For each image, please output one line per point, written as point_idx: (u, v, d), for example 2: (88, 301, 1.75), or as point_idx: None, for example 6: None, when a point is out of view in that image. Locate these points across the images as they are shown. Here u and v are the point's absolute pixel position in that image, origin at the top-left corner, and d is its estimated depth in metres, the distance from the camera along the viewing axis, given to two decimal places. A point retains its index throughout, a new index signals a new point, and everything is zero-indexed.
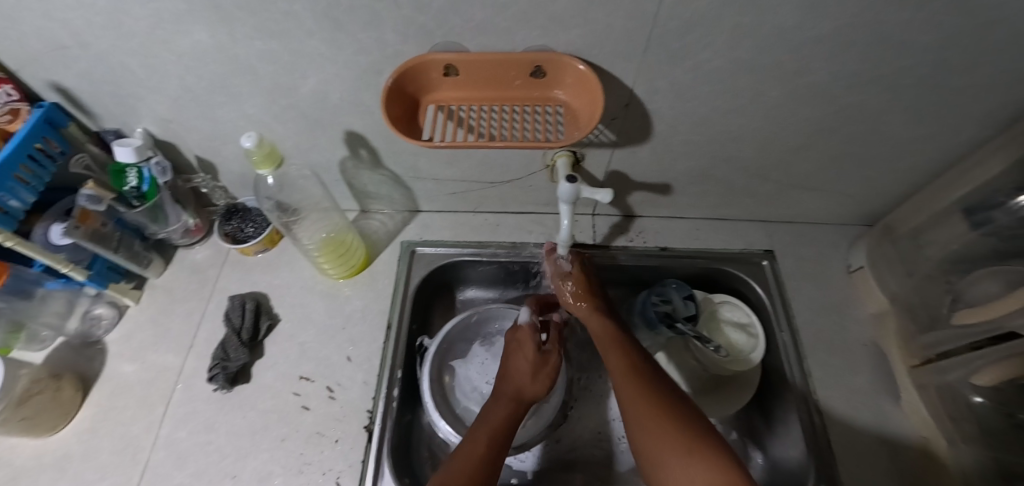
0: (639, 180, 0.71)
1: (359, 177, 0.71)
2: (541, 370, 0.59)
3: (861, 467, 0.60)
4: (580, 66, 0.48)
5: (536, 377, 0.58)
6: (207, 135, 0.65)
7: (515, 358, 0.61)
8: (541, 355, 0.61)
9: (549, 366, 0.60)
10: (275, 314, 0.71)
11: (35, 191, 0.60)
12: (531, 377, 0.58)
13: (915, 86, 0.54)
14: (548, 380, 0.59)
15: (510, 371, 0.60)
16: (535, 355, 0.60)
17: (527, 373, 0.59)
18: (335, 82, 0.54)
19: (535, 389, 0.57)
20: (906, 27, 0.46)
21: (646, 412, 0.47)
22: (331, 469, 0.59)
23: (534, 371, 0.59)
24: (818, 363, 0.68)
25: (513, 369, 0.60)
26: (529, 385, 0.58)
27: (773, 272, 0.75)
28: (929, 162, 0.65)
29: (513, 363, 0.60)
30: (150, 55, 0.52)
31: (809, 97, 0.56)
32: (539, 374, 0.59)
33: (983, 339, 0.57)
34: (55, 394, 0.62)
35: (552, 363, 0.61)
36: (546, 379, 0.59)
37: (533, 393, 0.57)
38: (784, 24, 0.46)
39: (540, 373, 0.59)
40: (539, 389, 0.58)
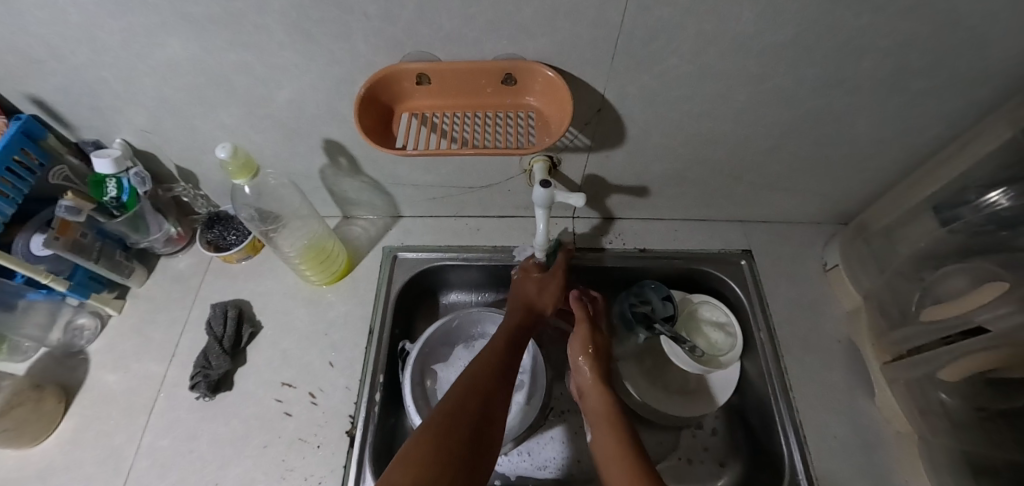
0: (616, 183, 0.72)
1: (339, 184, 0.72)
2: (547, 286, 0.68)
3: (835, 461, 0.61)
4: (549, 73, 0.49)
5: (543, 292, 0.67)
6: (186, 145, 0.65)
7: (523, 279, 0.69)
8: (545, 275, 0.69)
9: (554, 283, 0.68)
10: (258, 321, 0.71)
11: (13, 204, 0.60)
12: (540, 292, 0.67)
13: (879, 89, 0.55)
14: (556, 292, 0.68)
15: (521, 287, 0.68)
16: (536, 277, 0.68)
17: (535, 288, 0.68)
18: (310, 92, 0.55)
19: (545, 300, 0.67)
20: (864, 32, 0.48)
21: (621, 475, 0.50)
22: (313, 475, 0.59)
23: (540, 288, 0.68)
24: (794, 360, 0.69)
25: (524, 287, 0.68)
26: (542, 299, 0.67)
27: (750, 271, 0.76)
28: (898, 162, 0.67)
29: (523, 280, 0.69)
30: (125, 67, 0.53)
31: (776, 100, 0.57)
32: (546, 290, 0.68)
33: (955, 333, 0.57)
34: (37, 405, 0.62)
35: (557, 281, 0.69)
36: (553, 294, 0.68)
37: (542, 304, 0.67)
38: (746, 31, 0.47)
39: (547, 288, 0.68)
40: (547, 299, 0.67)
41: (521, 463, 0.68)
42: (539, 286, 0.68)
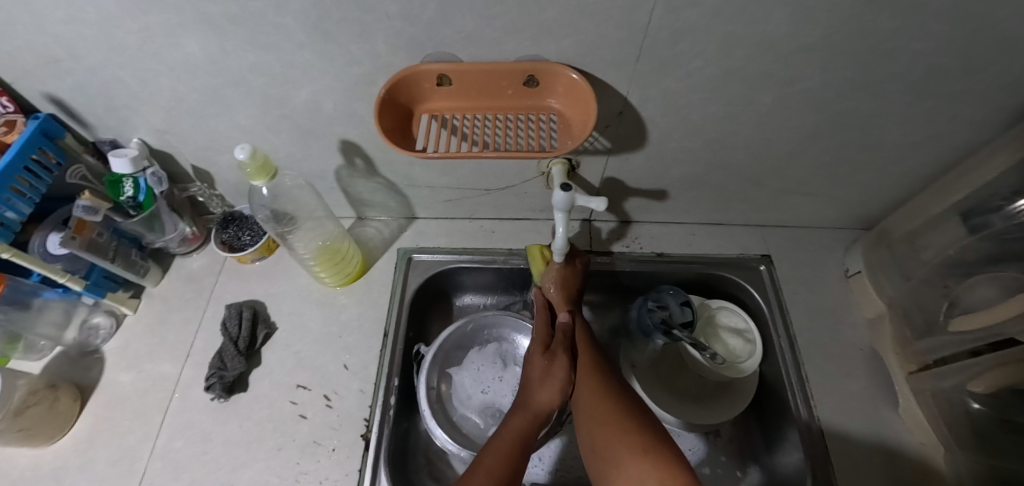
0: (634, 186, 0.71)
1: (354, 185, 0.71)
2: (550, 377, 0.58)
3: (857, 473, 0.60)
4: (573, 75, 0.48)
5: (546, 384, 0.58)
6: (202, 145, 0.65)
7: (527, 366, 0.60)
8: (550, 358, 0.60)
9: (560, 367, 0.59)
10: (272, 323, 0.71)
11: (31, 203, 0.60)
12: (541, 381, 0.58)
13: (908, 92, 0.54)
14: (561, 380, 0.58)
15: (524, 381, 0.59)
16: (541, 359, 0.60)
17: (538, 379, 0.58)
18: (328, 93, 0.54)
19: (548, 395, 0.57)
20: (897, 34, 0.46)
21: (607, 424, 0.50)
22: (327, 478, 0.59)
23: (544, 378, 0.58)
24: (814, 369, 0.68)
25: (527, 382, 0.59)
26: (543, 392, 0.57)
27: (770, 277, 0.75)
28: (924, 167, 0.65)
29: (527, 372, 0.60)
30: (144, 67, 0.52)
31: (802, 103, 0.55)
32: (549, 378, 0.58)
33: (983, 345, 0.56)
34: (52, 405, 0.62)
35: (562, 363, 0.59)
36: (556, 387, 0.57)
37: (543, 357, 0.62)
38: (775, 32, 0.46)
39: (551, 376, 0.58)
40: (552, 393, 0.57)
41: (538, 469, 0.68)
42: (544, 371, 0.59)
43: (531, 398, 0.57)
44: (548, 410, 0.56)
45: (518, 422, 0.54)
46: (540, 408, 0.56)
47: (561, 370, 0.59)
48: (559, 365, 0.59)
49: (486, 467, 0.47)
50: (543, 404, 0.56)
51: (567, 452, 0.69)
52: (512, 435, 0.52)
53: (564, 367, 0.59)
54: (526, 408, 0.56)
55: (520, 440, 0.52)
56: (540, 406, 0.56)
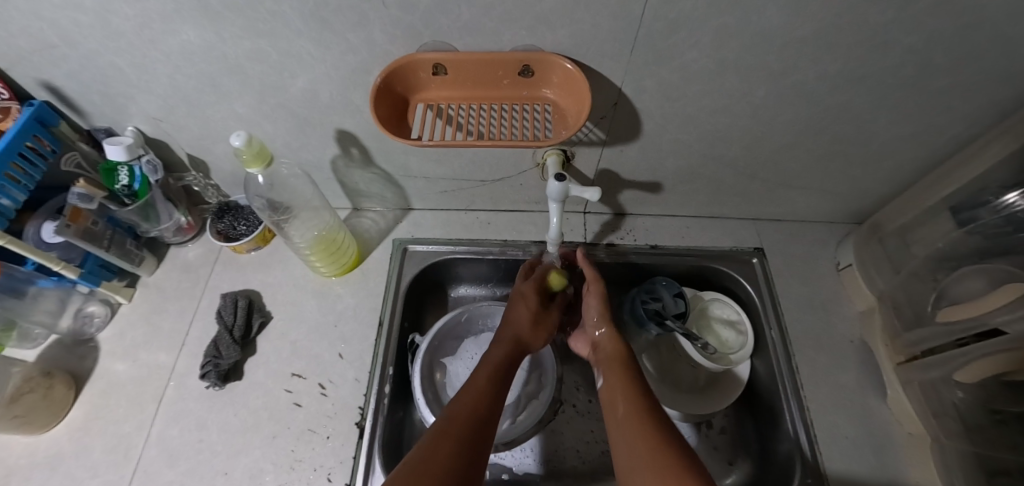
0: (629, 178, 0.71)
1: (350, 176, 0.71)
2: (540, 323, 0.63)
3: (845, 461, 0.61)
4: (568, 65, 0.49)
5: (535, 329, 0.62)
6: (198, 134, 0.65)
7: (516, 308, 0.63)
8: (541, 310, 0.64)
9: (551, 319, 0.64)
10: (267, 312, 0.71)
11: (26, 190, 0.60)
12: (530, 325, 0.61)
13: (899, 86, 0.54)
14: (545, 332, 0.63)
15: (512, 317, 0.62)
16: (534, 304, 0.63)
17: (526, 320, 0.62)
18: (324, 82, 0.54)
19: (531, 336, 0.61)
20: (889, 28, 0.47)
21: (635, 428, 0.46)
22: (322, 466, 0.59)
23: (534, 325, 0.62)
24: (805, 360, 0.69)
25: (514, 317, 0.62)
26: (529, 332, 0.61)
27: (763, 270, 0.76)
28: (915, 161, 0.66)
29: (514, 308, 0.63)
30: (139, 54, 0.52)
31: (795, 96, 0.56)
32: (538, 327, 0.62)
33: (967, 335, 0.57)
34: (47, 392, 0.62)
35: (552, 319, 0.64)
36: (544, 334, 0.62)
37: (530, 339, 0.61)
38: (768, 24, 0.46)
39: (535, 316, 0.62)
40: (538, 337, 0.62)
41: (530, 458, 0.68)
42: (533, 313, 0.62)
43: (519, 334, 0.60)
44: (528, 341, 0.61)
45: (501, 350, 0.58)
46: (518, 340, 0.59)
47: (550, 320, 0.64)
48: (549, 320, 0.64)
49: (471, 398, 0.50)
50: (525, 340, 0.60)
51: (559, 441, 0.70)
52: (490, 361, 0.56)
53: (552, 325, 0.64)
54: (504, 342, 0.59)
55: (500, 369, 0.55)
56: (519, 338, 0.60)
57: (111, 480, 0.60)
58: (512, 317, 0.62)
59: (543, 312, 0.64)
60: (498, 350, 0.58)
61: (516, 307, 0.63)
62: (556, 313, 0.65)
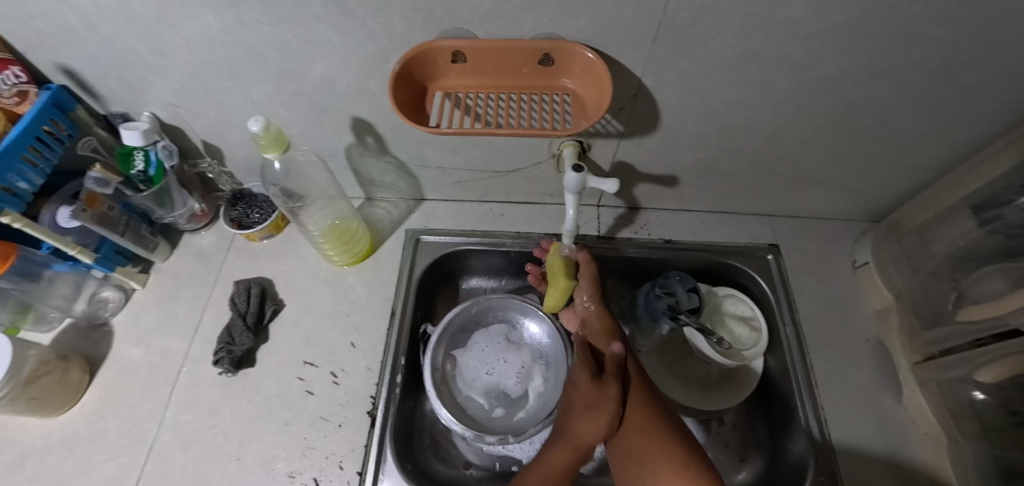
0: (645, 172, 0.70)
1: (365, 165, 0.71)
2: (596, 412, 0.53)
3: (858, 460, 0.61)
4: (589, 54, 0.48)
5: (589, 416, 0.53)
6: (213, 120, 0.65)
7: (572, 391, 0.57)
8: (600, 394, 0.53)
9: (608, 407, 0.52)
10: (280, 300, 0.71)
11: (43, 174, 0.60)
12: (587, 417, 0.53)
13: (926, 81, 0.53)
14: (608, 419, 0.52)
15: (569, 408, 0.56)
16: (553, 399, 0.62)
17: (585, 414, 0.54)
18: (342, 68, 0.54)
19: (592, 432, 0.52)
20: (920, 20, 0.46)
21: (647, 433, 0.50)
22: (334, 454, 0.59)
23: (591, 414, 0.53)
24: (820, 358, 0.68)
25: (572, 413, 0.55)
26: (589, 428, 0.52)
27: (778, 266, 0.75)
28: (938, 159, 0.65)
29: (574, 396, 0.56)
30: (157, 38, 0.52)
31: (818, 89, 0.55)
32: (593, 415, 0.53)
33: (987, 336, 0.56)
34: (62, 375, 0.63)
35: (610, 398, 0.53)
36: (600, 426, 0.52)
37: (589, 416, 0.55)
38: (795, 15, 0.46)
39: (599, 417, 0.52)
40: (596, 431, 0.52)
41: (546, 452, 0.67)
42: (591, 405, 0.54)
43: (572, 431, 0.53)
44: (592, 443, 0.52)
45: (556, 459, 0.52)
46: (580, 443, 0.53)
47: (609, 407, 0.52)
48: (607, 400, 0.53)
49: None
50: (585, 440, 0.53)
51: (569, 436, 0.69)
52: (556, 467, 0.52)
53: (612, 405, 0.52)
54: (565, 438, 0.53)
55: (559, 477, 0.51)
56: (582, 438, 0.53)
57: (125, 463, 0.60)
58: (573, 405, 0.56)
59: (600, 391, 0.54)
60: (554, 451, 0.53)
61: (574, 391, 0.57)
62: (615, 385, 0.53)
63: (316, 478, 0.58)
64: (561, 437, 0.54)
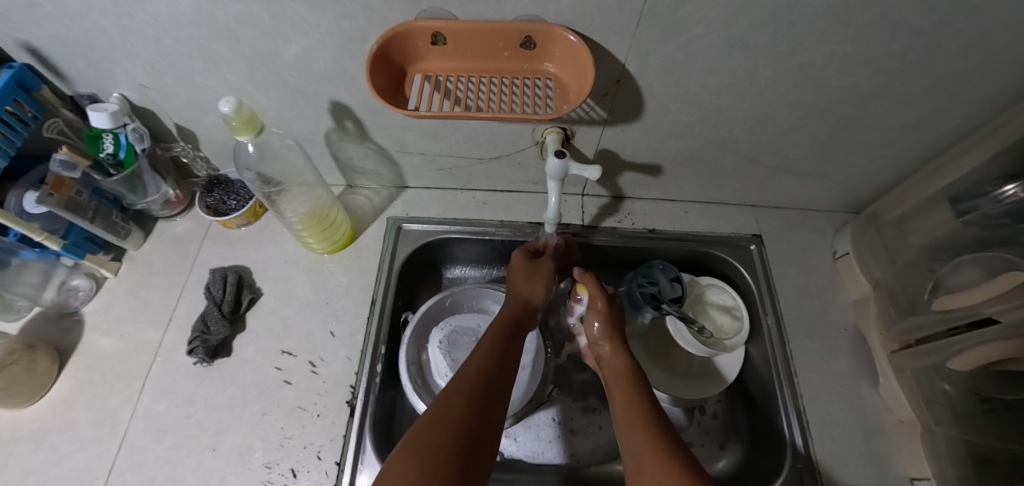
0: (630, 160, 0.70)
1: (345, 150, 0.69)
2: (536, 275, 0.62)
3: (834, 447, 0.62)
4: (571, 37, 0.47)
5: (531, 282, 0.62)
6: (186, 102, 0.63)
7: (511, 269, 0.64)
8: (534, 264, 0.64)
9: (544, 271, 0.63)
10: (257, 288, 0.70)
11: (6, 156, 0.58)
12: (527, 282, 0.62)
13: (906, 71, 0.53)
14: (546, 282, 0.62)
15: (511, 279, 0.63)
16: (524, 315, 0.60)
17: (523, 278, 0.62)
18: (318, 49, 0.52)
19: (533, 291, 0.61)
20: (902, 8, 0.46)
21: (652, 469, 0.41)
22: (312, 443, 0.59)
23: (530, 278, 0.62)
24: (799, 347, 0.69)
25: (512, 280, 0.63)
26: (529, 288, 0.61)
27: (760, 256, 0.75)
28: (917, 150, 0.65)
29: (513, 272, 0.64)
30: (124, 15, 0.50)
31: (801, 78, 0.55)
32: (535, 278, 0.62)
33: (961, 324, 0.56)
34: (28, 367, 0.61)
35: (546, 267, 0.64)
36: (541, 283, 0.61)
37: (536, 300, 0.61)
38: (777, 1, 0.45)
39: (536, 277, 0.62)
40: (538, 289, 0.61)
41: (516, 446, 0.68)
42: (529, 273, 0.63)
43: (517, 293, 0.61)
44: (532, 299, 0.60)
45: (508, 310, 0.58)
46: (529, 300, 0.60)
47: (545, 273, 0.63)
48: (543, 267, 0.64)
49: (484, 350, 0.50)
50: (529, 299, 0.60)
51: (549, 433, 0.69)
52: (507, 315, 0.57)
53: (547, 270, 0.63)
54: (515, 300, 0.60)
55: (512, 321, 0.56)
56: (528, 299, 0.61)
57: (96, 455, 0.59)
58: (512, 278, 0.63)
59: (535, 264, 0.64)
60: (505, 308, 0.59)
61: (512, 271, 0.64)
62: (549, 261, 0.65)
63: (293, 468, 0.57)
64: (511, 299, 0.60)
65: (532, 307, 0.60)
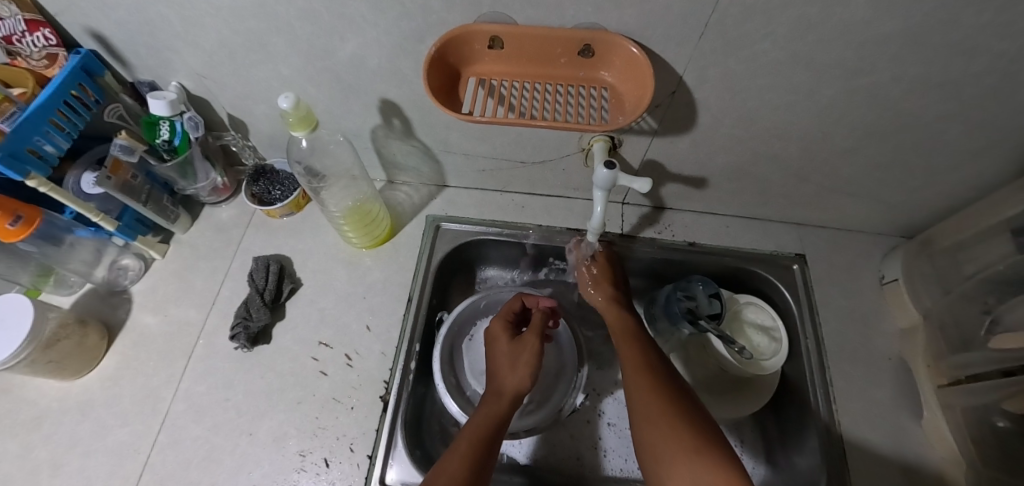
0: (674, 171, 0.69)
1: (389, 146, 0.70)
2: (520, 359, 0.56)
3: (871, 479, 0.60)
4: (633, 49, 0.46)
5: (516, 367, 0.56)
6: (241, 93, 0.64)
7: (495, 353, 0.59)
8: (517, 343, 0.58)
9: (528, 352, 0.57)
10: (297, 278, 0.71)
11: (69, 138, 0.60)
12: (511, 368, 0.56)
13: (981, 96, 0.51)
14: (530, 365, 0.56)
15: (494, 365, 0.58)
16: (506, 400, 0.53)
17: (508, 365, 0.57)
18: (374, 48, 0.52)
19: (517, 379, 0.55)
20: (986, 31, 0.43)
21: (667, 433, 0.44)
22: (344, 435, 0.60)
23: (514, 361, 0.57)
24: (839, 373, 0.67)
25: (497, 368, 0.57)
26: (511, 377, 0.55)
27: (803, 276, 0.73)
28: (980, 178, 0.62)
29: (496, 356, 0.59)
30: (188, 7, 0.51)
31: (865, 98, 0.53)
32: (519, 363, 0.56)
33: (1014, 364, 0.54)
34: (80, 340, 0.63)
35: (529, 347, 0.57)
36: (526, 368, 0.55)
37: (516, 383, 0.54)
38: (851, 19, 0.43)
39: (520, 361, 0.56)
40: (523, 375, 0.55)
41: (526, 450, 0.68)
42: (514, 356, 0.57)
43: (501, 382, 0.55)
44: (516, 385, 0.54)
45: (493, 407, 0.52)
46: (511, 389, 0.54)
47: (529, 354, 0.57)
48: (526, 344, 0.58)
49: (463, 455, 0.46)
50: (515, 388, 0.54)
51: (563, 439, 0.68)
52: (491, 412, 0.51)
53: (532, 350, 0.57)
54: (495, 392, 0.54)
55: (495, 422, 0.50)
56: (510, 387, 0.54)
57: (139, 431, 0.61)
58: (496, 364, 0.58)
59: (519, 341, 0.58)
60: (488, 401, 0.53)
61: (495, 353, 0.59)
62: (535, 335, 0.58)
63: (325, 458, 0.58)
64: (494, 392, 0.54)
65: (515, 392, 0.54)
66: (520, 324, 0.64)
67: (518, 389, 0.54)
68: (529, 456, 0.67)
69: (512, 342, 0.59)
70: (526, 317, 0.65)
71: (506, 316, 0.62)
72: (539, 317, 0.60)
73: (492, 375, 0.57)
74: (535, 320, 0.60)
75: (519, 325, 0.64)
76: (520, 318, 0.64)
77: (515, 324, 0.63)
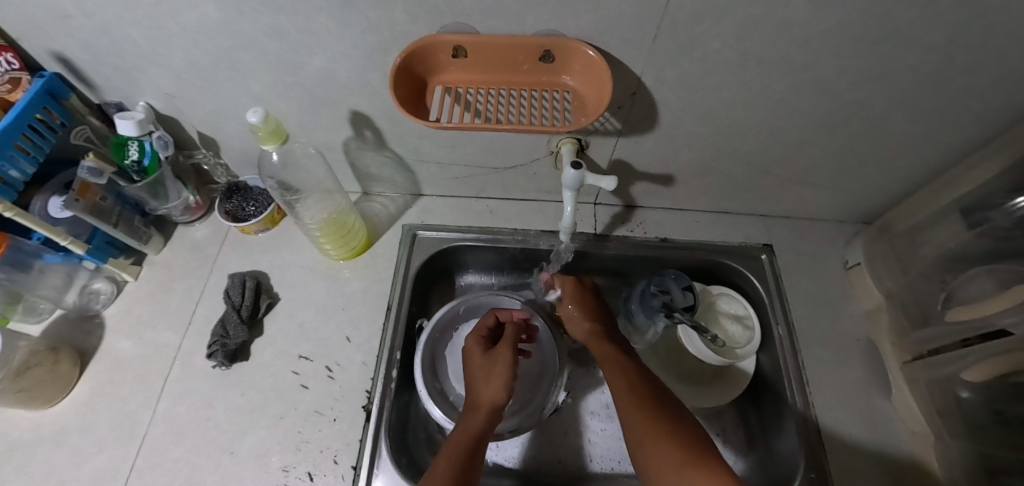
0: (643, 170, 0.71)
1: (362, 158, 0.71)
2: (493, 372, 0.57)
3: (847, 456, 0.62)
4: (591, 52, 0.49)
5: (490, 380, 0.57)
6: (210, 111, 0.64)
7: (470, 367, 0.60)
8: (490, 357, 0.59)
9: (502, 364, 0.58)
10: (275, 293, 0.71)
11: (34, 162, 0.60)
12: (485, 381, 0.57)
13: (920, 85, 0.54)
14: (505, 376, 0.57)
15: (470, 379, 0.59)
16: (484, 415, 0.53)
17: (483, 378, 0.57)
18: (342, 61, 0.54)
19: (492, 391, 0.55)
20: (916, 25, 0.46)
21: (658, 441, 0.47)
22: (329, 447, 0.59)
23: (488, 374, 0.57)
24: (811, 356, 0.69)
25: (473, 382, 0.58)
26: (487, 390, 0.56)
27: (771, 266, 0.76)
28: (928, 163, 0.66)
29: (472, 371, 0.59)
30: (154, 26, 0.51)
31: (814, 92, 0.56)
32: (493, 375, 0.57)
33: (972, 336, 0.57)
34: (52, 367, 0.62)
35: (503, 359, 0.58)
36: (500, 380, 0.56)
37: (491, 395, 0.55)
38: (793, 17, 0.46)
39: (494, 373, 0.57)
40: (498, 388, 0.56)
41: (517, 454, 0.68)
42: (486, 371, 0.58)
43: (478, 396, 0.56)
44: (495, 398, 0.55)
45: (470, 423, 0.52)
46: (490, 404, 0.54)
47: (503, 366, 0.58)
48: (499, 359, 0.58)
49: (443, 472, 0.46)
50: (491, 400, 0.55)
51: (543, 441, 0.69)
52: (468, 428, 0.52)
53: (506, 362, 0.58)
54: (475, 408, 0.54)
55: (473, 436, 0.51)
56: (488, 401, 0.55)
57: (116, 457, 0.60)
58: (472, 379, 0.59)
59: (493, 354, 0.60)
60: (465, 417, 0.54)
61: (471, 367, 0.60)
62: (507, 348, 0.59)
63: (310, 472, 0.58)
64: (470, 407, 0.55)
65: (495, 406, 0.55)
66: (495, 339, 0.65)
67: (495, 402, 0.54)
68: (517, 459, 0.68)
69: (485, 357, 0.59)
70: (500, 332, 0.66)
71: (480, 331, 0.63)
72: (511, 331, 0.62)
73: (470, 390, 0.58)
74: (508, 335, 0.61)
75: (494, 340, 0.65)
76: (494, 333, 0.65)
77: (490, 339, 0.64)
